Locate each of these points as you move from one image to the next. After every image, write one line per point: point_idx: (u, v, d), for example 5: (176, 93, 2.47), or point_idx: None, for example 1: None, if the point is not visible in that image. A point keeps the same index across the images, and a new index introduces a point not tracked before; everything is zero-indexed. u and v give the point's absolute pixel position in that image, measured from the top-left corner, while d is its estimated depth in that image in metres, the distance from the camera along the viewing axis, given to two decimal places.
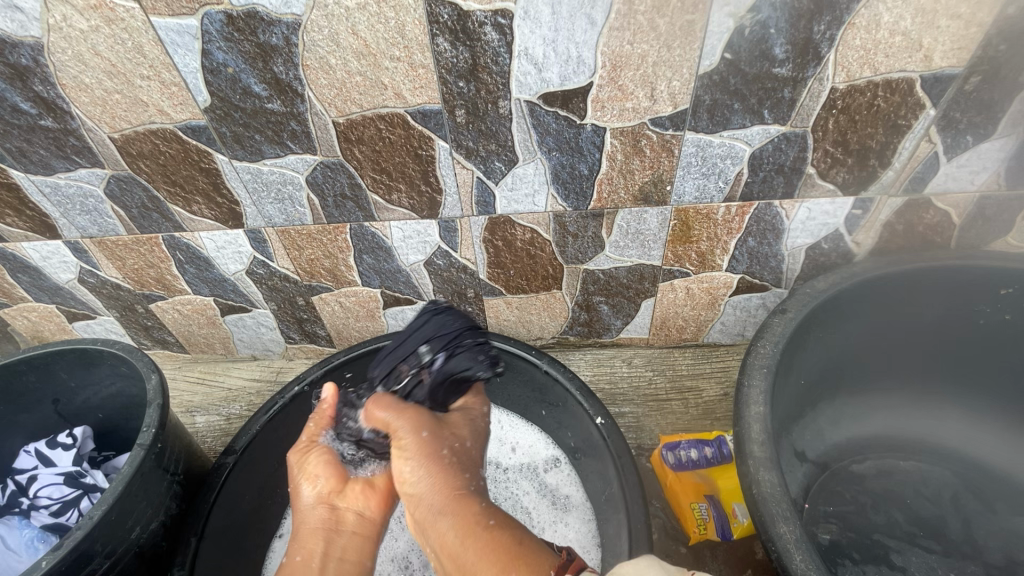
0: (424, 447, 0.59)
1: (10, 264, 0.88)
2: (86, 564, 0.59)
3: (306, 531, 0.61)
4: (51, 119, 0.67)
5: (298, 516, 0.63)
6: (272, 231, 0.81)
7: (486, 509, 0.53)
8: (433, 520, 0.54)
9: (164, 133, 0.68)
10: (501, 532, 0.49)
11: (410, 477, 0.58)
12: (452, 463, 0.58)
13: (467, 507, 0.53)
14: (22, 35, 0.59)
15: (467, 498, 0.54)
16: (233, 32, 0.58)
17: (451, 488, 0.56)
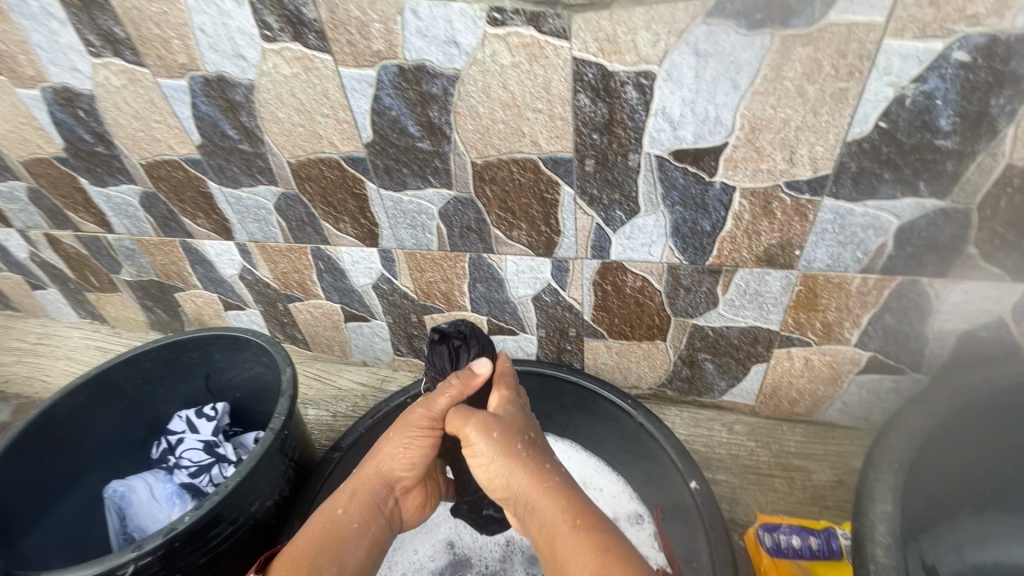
0: (501, 444, 0.62)
1: (192, 257, 1.05)
2: (214, 527, 0.68)
3: (360, 486, 0.68)
4: (248, 143, 0.80)
5: (368, 479, 0.69)
6: (401, 253, 0.89)
7: (571, 506, 0.56)
8: (525, 503, 0.59)
9: (330, 161, 0.79)
10: (585, 535, 0.53)
11: (492, 464, 0.62)
12: (528, 456, 0.61)
13: (554, 500, 0.57)
14: (241, 78, 0.72)
15: (550, 494, 0.58)
16: (402, 82, 0.67)
17: (540, 481, 0.59)
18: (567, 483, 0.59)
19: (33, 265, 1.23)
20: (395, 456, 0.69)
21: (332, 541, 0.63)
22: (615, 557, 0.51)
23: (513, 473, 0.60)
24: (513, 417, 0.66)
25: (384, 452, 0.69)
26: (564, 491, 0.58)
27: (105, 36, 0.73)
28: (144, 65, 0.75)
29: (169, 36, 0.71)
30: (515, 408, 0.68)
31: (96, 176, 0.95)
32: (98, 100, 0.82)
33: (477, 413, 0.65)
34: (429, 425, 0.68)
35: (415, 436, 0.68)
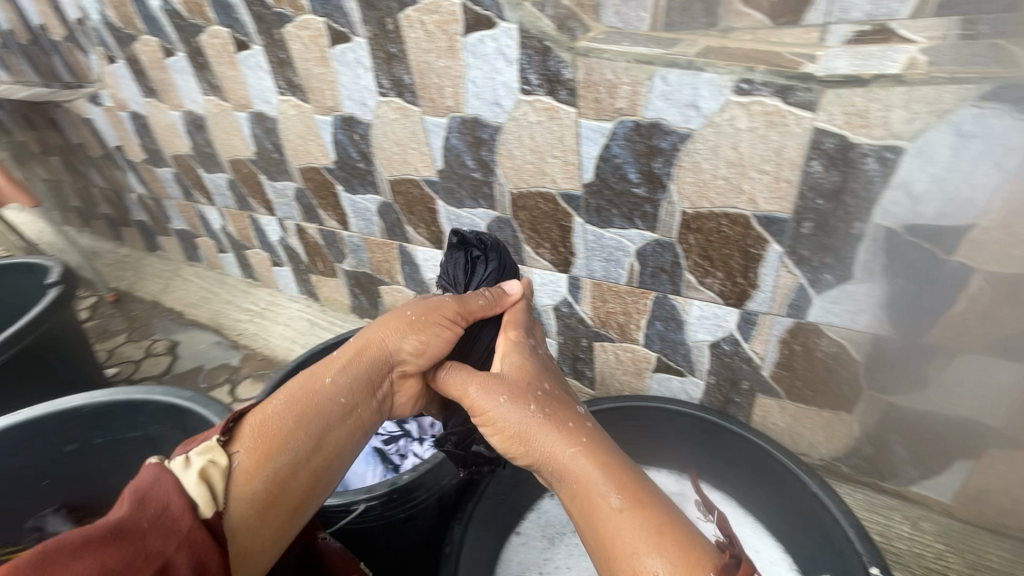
0: (516, 404, 0.63)
1: (404, 258, 1.24)
2: (417, 491, 0.81)
3: (354, 361, 0.69)
4: (481, 173, 0.95)
5: (375, 358, 0.70)
6: (589, 282, 0.97)
7: (609, 478, 0.56)
8: (551, 469, 0.60)
9: (547, 195, 0.90)
10: (634, 512, 0.54)
11: (509, 425, 0.62)
12: (548, 416, 0.62)
13: (586, 467, 0.57)
14: (492, 120, 0.87)
15: (581, 454, 0.58)
16: (635, 135, 0.75)
17: (564, 446, 0.59)
18: (599, 445, 0.60)
19: (279, 247, 1.54)
20: (398, 338, 0.71)
21: (313, 412, 0.64)
22: (667, 534, 0.52)
23: (536, 424, 0.61)
24: (526, 371, 0.67)
25: (386, 334, 0.71)
26: (596, 452, 0.59)
27: (395, 81, 0.93)
28: (418, 105, 0.93)
29: (445, 84, 0.87)
30: (527, 358, 0.69)
31: (351, 185, 1.18)
32: (372, 128, 1.03)
33: (483, 375, 0.67)
34: (442, 323, 0.72)
35: (426, 327, 0.72)
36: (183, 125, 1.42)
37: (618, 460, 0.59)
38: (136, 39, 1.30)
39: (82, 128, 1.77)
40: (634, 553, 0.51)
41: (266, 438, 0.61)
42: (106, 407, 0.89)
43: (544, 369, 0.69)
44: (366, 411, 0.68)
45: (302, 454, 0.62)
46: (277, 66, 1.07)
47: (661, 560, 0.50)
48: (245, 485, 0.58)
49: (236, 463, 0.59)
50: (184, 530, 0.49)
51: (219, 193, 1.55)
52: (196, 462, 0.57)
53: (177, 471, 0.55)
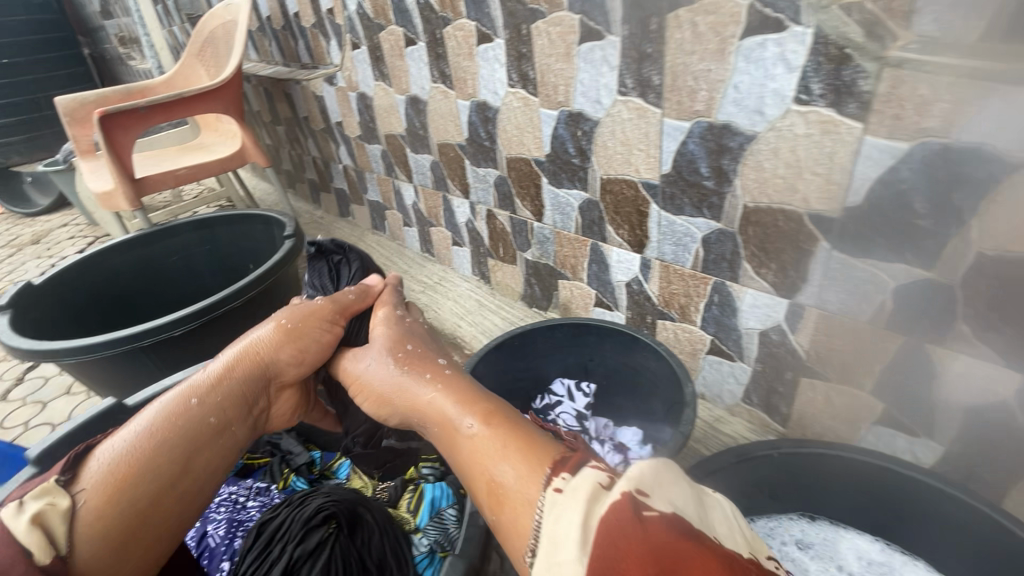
0: (388, 364, 0.75)
1: (594, 256, 1.24)
2: None
3: (223, 382, 0.77)
4: (715, 182, 0.91)
5: (245, 372, 0.79)
6: (816, 312, 0.89)
7: (461, 407, 0.64)
8: (419, 417, 0.68)
9: (791, 215, 0.84)
10: (491, 428, 0.59)
11: (386, 381, 0.74)
12: (410, 371, 0.72)
13: (439, 403, 0.65)
14: (747, 128, 0.82)
15: (438, 393, 0.67)
16: (938, 160, 0.67)
17: (422, 393, 0.68)
18: (452, 382, 0.69)
19: (464, 228, 1.64)
20: (267, 352, 0.80)
21: (182, 435, 0.71)
22: (512, 443, 0.57)
23: (399, 381, 0.72)
24: (387, 335, 0.80)
25: (263, 350, 0.80)
26: (452, 390, 0.67)
27: (641, 81, 0.93)
28: (660, 107, 0.92)
29: (700, 88, 0.85)
30: (389, 329, 0.82)
31: (558, 178, 1.21)
32: (600, 125, 1.04)
33: (359, 352, 0.81)
34: (321, 324, 0.83)
35: (300, 336, 0.82)
36: (403, 108, 1.57)
37: (470, 392, 0.65)
38: (383, 29, 1.45)
39: (311, 104, 2.05)
40: (490, 470, 0.56)
41: (127, 463, 0.67)
42: None
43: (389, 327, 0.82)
44: (239, 427, 0.77)
45: (175, 474, 0.69)
46: (515, 60, 1.13)
47: (508, 465, 0.55)
48: (103, 512, 0.64)
49: (81, 504, 0.63)
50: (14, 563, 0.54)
51: (420, 172, 1.69)
52: (31, 507, 0.60)
53: (9, 519, 0.58)
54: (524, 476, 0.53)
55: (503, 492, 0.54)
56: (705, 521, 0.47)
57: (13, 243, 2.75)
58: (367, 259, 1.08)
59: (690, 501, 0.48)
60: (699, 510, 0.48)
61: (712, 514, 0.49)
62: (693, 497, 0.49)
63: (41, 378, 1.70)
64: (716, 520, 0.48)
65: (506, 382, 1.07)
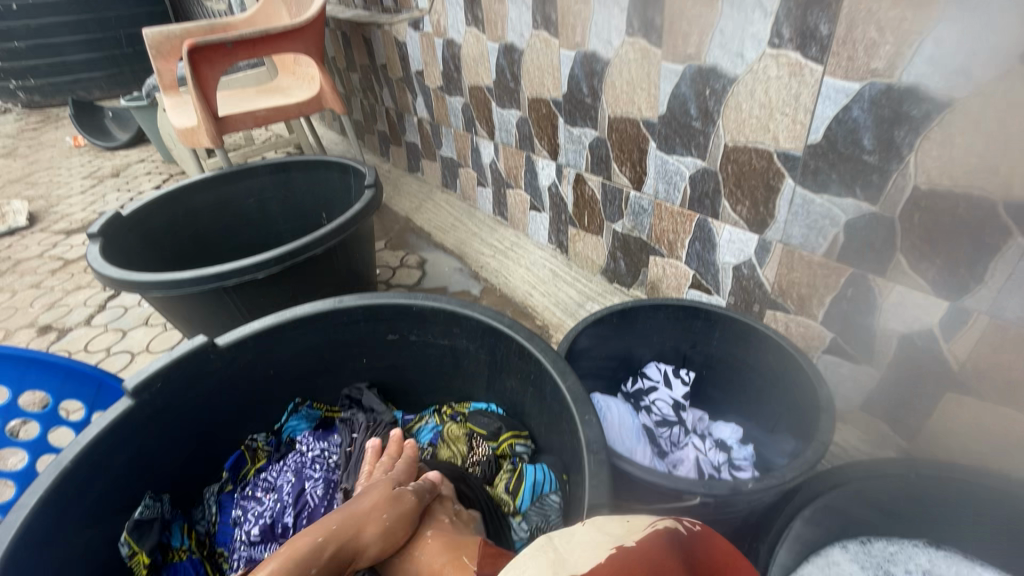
0: (424, 522, 0.74)
1: (699, 233, 1.13)
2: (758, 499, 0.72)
3: (330, 540, 0.65)
4: (878, 157, 0.78)
5: (353, 527, 0.68)
6: (986, 319, 0.76)
7: (444, 551, 0.68)
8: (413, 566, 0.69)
9: (980, 202, 0.71)
10: (444, 553, 0.67)
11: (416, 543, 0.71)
12: (431, 525, 0.73)
13: (428, 550, 0.69)
14: (941, 94, 0.69)
15: (435, 542, 0.70)
16: None
17: (441, 551, 0.68)
18: (451, 535, 0.72)
19: (546, 193, 1.55)
20: (356, 510, 0.70)
21: None
22: (461, 566, 0.64)
23: (427, 541, 0.70)
24: (443, 509, 0.77)
25: (351, 511, 0.70)
26: (444, 538, 0.71)
27: (803, 31, 0.79)
28: (822, 63, 0.79)
29: (884, 41, 0.72)
30: (446, 503, 0.79)
31: (669, 143, 1.09)
32: (736, 84, 0.91)
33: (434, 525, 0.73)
34: (421, 490, 0.77)
35: (403, 507, 0.72)
36: (494, 57, 1.46)
37: (452, 542, 0.70)
38: None
39: (391, 51, 1.96)
40: None
41: None
42: (433, 312, 0.96)
43: (447, 509, 0.78)
44: None
45: None
46: (640, 4, 1.00)
47: None
48: None
49: None
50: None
51: (503, 129, 1.59)
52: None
53: None
54: None
55: None
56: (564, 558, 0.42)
57: (95, 174, 2.86)
58: (371, 398, 1.06)
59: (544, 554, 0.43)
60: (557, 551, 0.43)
61: (574, 555, 0.42)
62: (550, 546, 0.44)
63: (121, 307, 1.76)
64: (576, 548, 0.43)
65: (600, 360, 1.00)
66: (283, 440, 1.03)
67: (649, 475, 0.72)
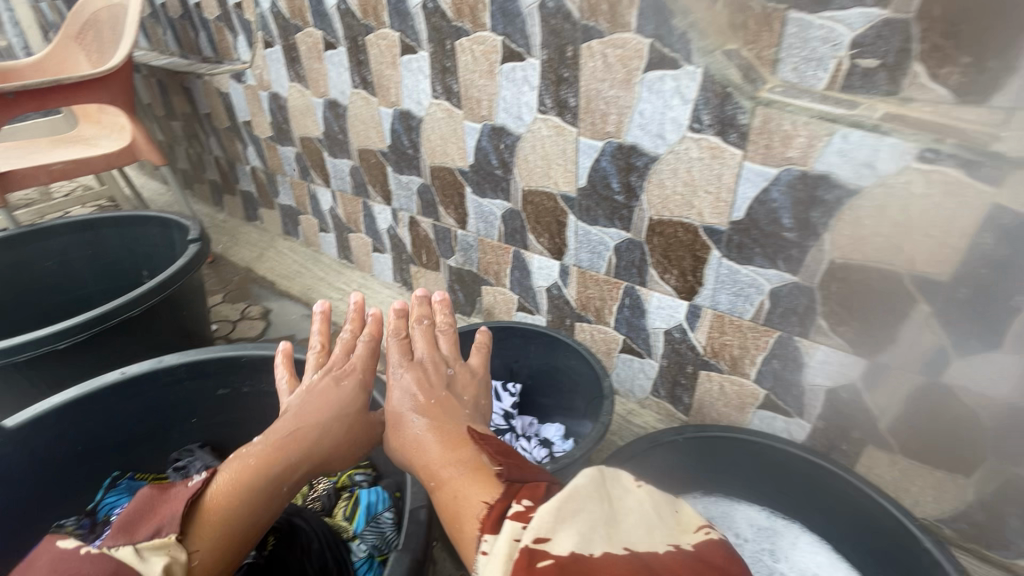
0: (416, 393, 0.75)
1: (516, 263, 1.31)
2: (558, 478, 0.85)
3: (306, 441, 0.76)
4: (624, 197, 1.02)
5: (329, 424, 0.79)
6: (710, 311, 1.02)
7: (450, 439, 0.68)
8: (416, 445, 0.69)
9: (689, 226, 0.96)
10: (449, 437, 0.68)
11: (415, 419, 0.72)
12: (428, 399, 0.74)
13: (431, 430, 0.70)
14: (651, 150, 0.93)
15: (433, 424, 0.71)
16: (800, 184, 0.81)
17: (442, 429, 0.70)
18: (454, 419, 0.72)
19: (386, 235, 1.64)
20: (327, 417, 0.79)
21: (265, 495, 0.71)
22: (475, 463, 0.63)
23: (423, 411, 0.73)
24: (432, 369, 0.79)
25: (324, 419, 0.79)
26: (441, 424, 0.71)
27: (559, 102, 1.01)
28: (576, 126, 1.01)
29: (611, 112, 0.95)
30: (433, 359, 0.81)
31: (481, 189, 1.26)
32: (521, 140, 1.11)
33: (431, 395, 0.75)
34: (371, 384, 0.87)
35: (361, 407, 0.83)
36: (320, 110, 1.53)
37: (457, 431, 0.69)
38: (300, 29, 1.41)
39: (214, 100, 1.92)
40: (447, 473, 0.63)
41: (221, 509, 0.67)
42: (264, 360, 0.98)
43: (430, 377, 0.78)
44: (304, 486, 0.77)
45: (256, 516, 0.70)
46: (439, 73, 1.16)
47: (464, 469, 0.63)
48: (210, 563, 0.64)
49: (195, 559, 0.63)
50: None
51: (338, 177, 1.65)
52: (155, 559, 0.59)
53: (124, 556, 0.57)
54: (474, 489, 0.59)
55: (455, 517, 0.58)
56: (614, 538, 0.50)
57: None
58: (204, 455, 1.03)
59: (599, 520, 0.51)
60: (612, 524, 0.51)
61: (628, 524, 0.52)
62: (604, 515, 0.52)
63: None
64: (630, 525, 0.52)
65: None
66: (98, 521, 0.94)
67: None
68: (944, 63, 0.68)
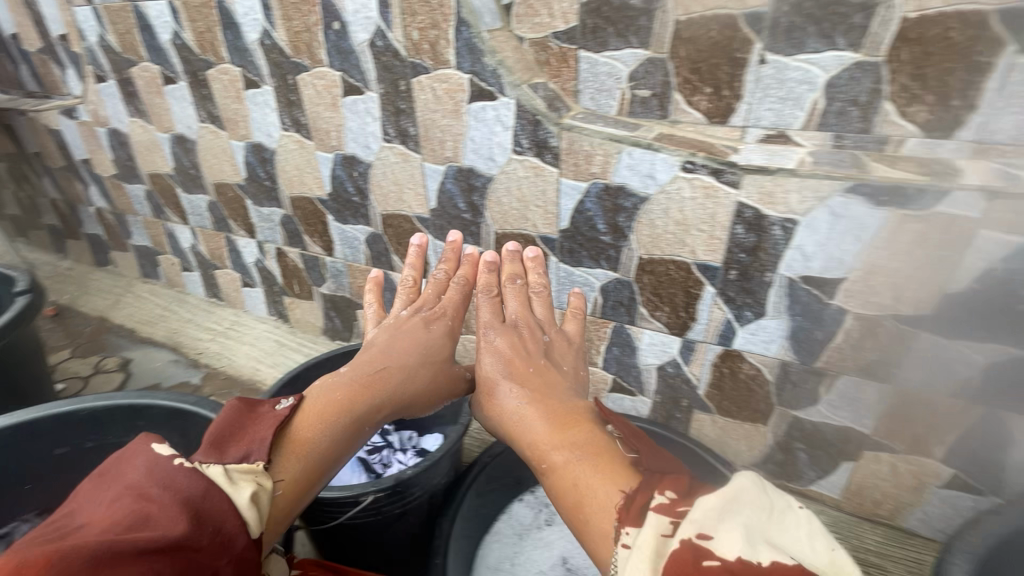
0: (516, 375, 0.92)
1: (387, 284, 1.36)
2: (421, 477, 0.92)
3: (381, 385, 0.93)
4: (471, 215, 1.11)
5: (405, 372, 0.97)
6: (558, 311, 1.14)
7: (552, 419, 0.83)
8: (523, 422, 0.85)
9: (528, 237, 1.08)
10: (554, 420, 0.83)
11: (516, 400, 0.88)
12: (525, 370, 0.93)
13: (529, 410, 0.86)
14: (486, 171, 1.03)
15: (529, 400, 0.87)
16: (605, 195, 0.94)
17: (537, 403, 0.87)
18: (550, 403, 0.86)
19: (254, 269, 1.60)
20: (409, 364, 0.98)
21: (345, 426, 0.86)
22: (597, 454, 0.74)
23: (509, 379, 0.92)
24: (516, 347, 0.97)
25: (405, 367, 0.97)
26: (541, 403, 0.86)
27: (401, 131, 1.08)
28: (419, 152, 1.09)
29: (446, 139, 1.04)
30: (524, 326, 1.00)
31: (342, 216, 1.30)
32: (372, 167, 1.16)
33: (527, 376, 0.92)
34: (443, 338, 1.04)
35: (434, 358, 1.01)
36: (167, 146, 1.47)
37: (561, 412, 0.84)
38: (134, 64, 1.35)
39: (44, 138, 1.75)
40: (560, 458, 0.76)
41: (307, 438, 0.81)
42: (106, 412, 0.97)
43: (525, 343, 0.97)
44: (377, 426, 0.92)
45: (337, 450, 0.84)
46: (285, 106, 1.19)
47: (582, 456, 0.74)
48: (293, 481, 0.77)
49: (278, 492, 0.75)
50: (176, 504, 0.62)
51: (196, 214, 1.59)
52: (243, 484, 0.69)
53: (231, 492, 0.67)
54: (595, 483, 0.69)
55: (584, 506, 0.68)
56: (771, 546, 0.53)
57: None
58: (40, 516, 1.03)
59: (756, 525, 0.55)
60: (767, 531, 0.55)
61: (785, 538, 0.55)
62: (761, 522, 0.56)
63: None
64: (788, 537, 0.55)
65: None
66: None
67: (332, 489, 0.87)
68: (693, 91, 0.85)
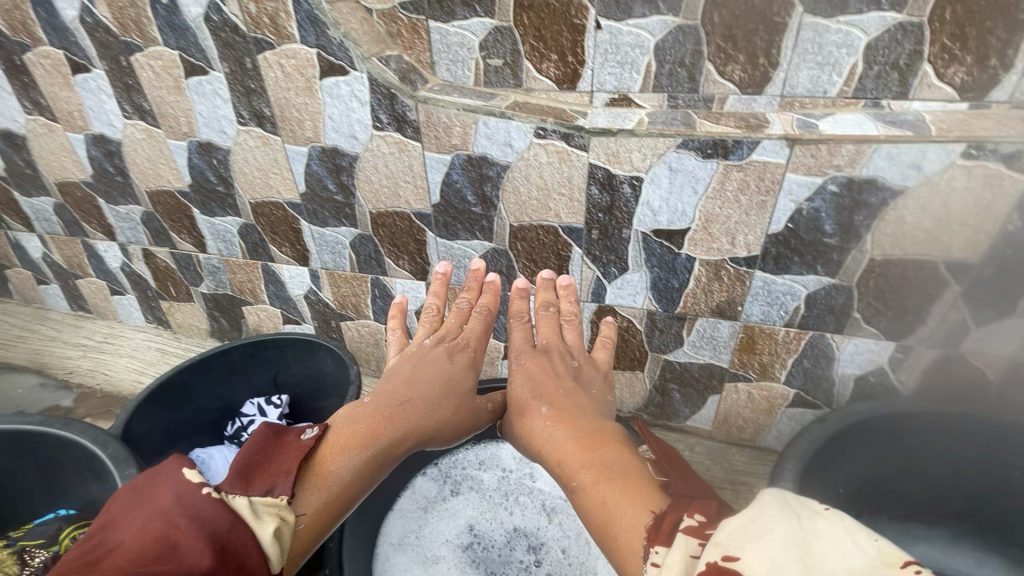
0: (547, 395, 0.91)
1: (269, 277, 1.30)
2: None
3: (406, 414, 0.90)
4: (342, 196, 1.08)
5: (431, 401, 0.93)
6: None
7: (590, 438, 0.82)
8: (553, 440, 0.84)
9: (402, 214, 1.07)
10: (589, 437, 0.82)
11: (551, 417, 0.88)
12: (557, 391, 0.92)
13: (565, 428, 0.85)
14: (350, 150, 1.01)
15: (563, 417, 0.87)
16: (469, 166, 0.95)
17: (574, 424, 0.86)
18: (588, 424, 0.85)
19: (121, 274, 1.47)
20: (432, 392, 0.94)
21: (368, 463, 0.82)
22: (637, 474, 0.73)
23: (543, 400, 0.91)
24: (547, 366, 0.96)
25: (430, 399, 0.94)
26: (577, 423, 0.86)
27: (255, 113, 1.02)
28: (278, 134, 1.03)
29: (304, 118, 1.00)
30: (556, 349, 0.99)
31: (208, 208, 1.21)
32: (232, 153, 1.10)
33: (557, 395, 0.91)
34: (467, 365, 1.01)
35: (459, 386, 0.98)
36: None
37: (595, 430, 0.84)
38: None
39: None
40: (592, 475, 0.74)
41: (325, 471, 0.77)
42: None
43: (559, 365, 0.96)
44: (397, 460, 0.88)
45: (357, 488, 0.79)
46: (123, 91, 1.08)
47: (620, 471, 0.73)
48: (314, 517, 0.73)
49: (298, 525, 0.70)
50: (202, 536, 0.55)
51: (42, 219, 1.42)
52: (266, 518, 0.63)
53: (255, 524, 0.61)
54: (636, 505, 0.66)
55: (610, 522, 0.66)
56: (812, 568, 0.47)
57: None
58: None
59: (790, 539, 0.50)
60: (800, 540, 0.50)
61: (819, 546, 0.49)
62: (794, 532, 0.51)
63: None
64: (818, 543, 0.50)
65: None
66: None
67: None
68: (540, 58, 0.88)
